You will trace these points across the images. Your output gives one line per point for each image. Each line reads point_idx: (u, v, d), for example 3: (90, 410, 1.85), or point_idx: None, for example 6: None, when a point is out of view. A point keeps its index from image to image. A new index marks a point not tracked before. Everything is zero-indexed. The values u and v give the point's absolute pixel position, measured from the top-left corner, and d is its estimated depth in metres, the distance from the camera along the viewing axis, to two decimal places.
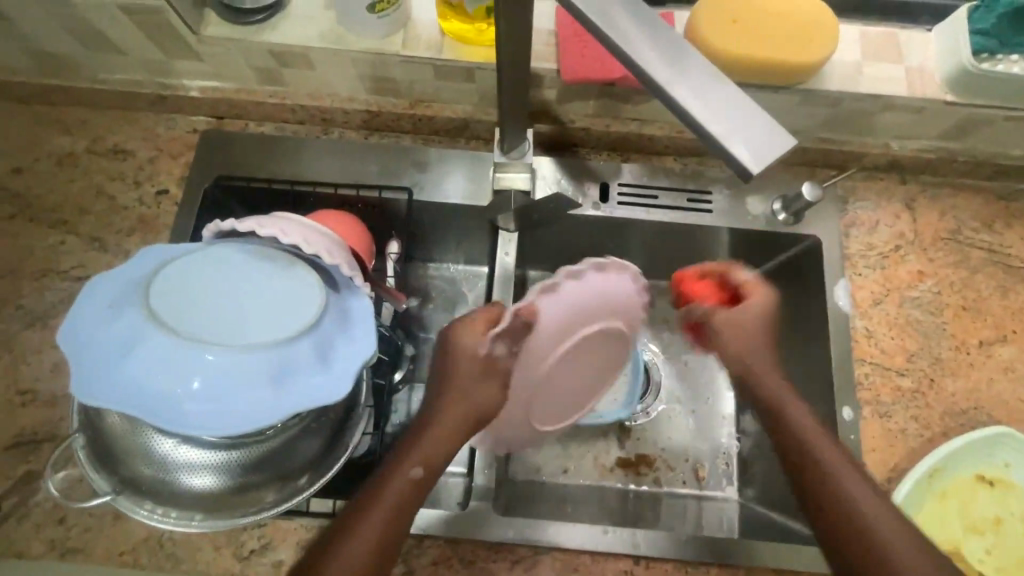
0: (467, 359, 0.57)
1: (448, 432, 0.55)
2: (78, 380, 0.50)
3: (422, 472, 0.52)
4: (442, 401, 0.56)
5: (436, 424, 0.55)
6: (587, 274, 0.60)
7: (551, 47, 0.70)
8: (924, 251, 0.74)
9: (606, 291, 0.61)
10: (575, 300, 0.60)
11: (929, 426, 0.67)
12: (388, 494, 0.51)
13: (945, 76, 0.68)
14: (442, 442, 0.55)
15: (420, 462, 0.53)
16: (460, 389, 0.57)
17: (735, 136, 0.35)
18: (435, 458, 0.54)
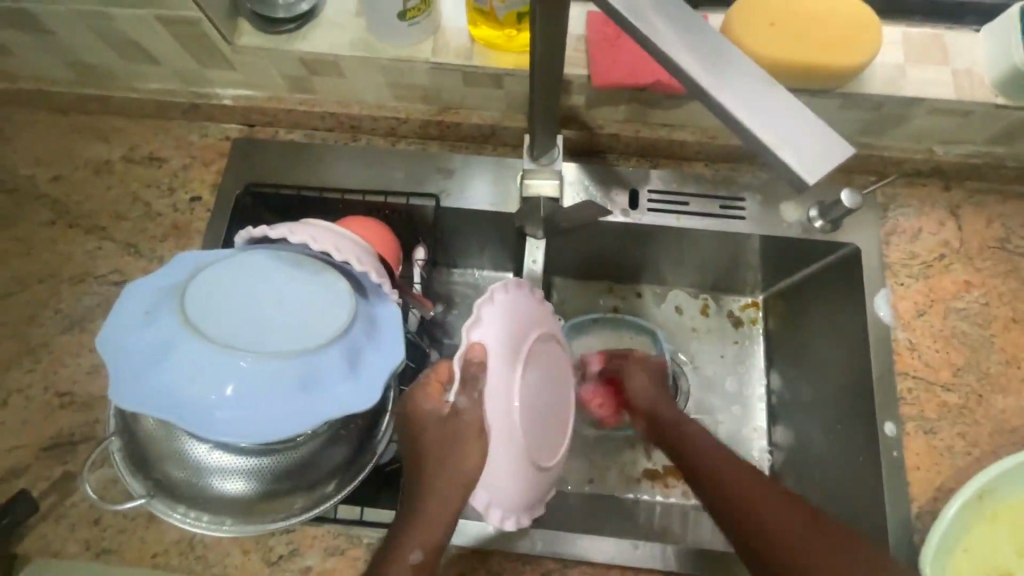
0: (438, 431, 0.52)
1: (442, 513, 0.51)
2: (115, 385, 0.51)
3: (423, 556, 0.50)
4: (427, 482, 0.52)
5: (427, 503, 0.52)
6: (496, 294, 0.55)
7: (580, 52, 0.69)
8: (970, 261, 0.71)
9: (518, 305, 0.56)
10: (501, 321, 0.54)
11: (978, 444, 0.64)
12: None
13: (995, 78, 0.65)
14: (440, 519, 0.51)
15: (420, 545, 0.51)
16: (439, 465, 0.51)
17: (787, 145, 0.34)
18: (432, 536, 0.51)
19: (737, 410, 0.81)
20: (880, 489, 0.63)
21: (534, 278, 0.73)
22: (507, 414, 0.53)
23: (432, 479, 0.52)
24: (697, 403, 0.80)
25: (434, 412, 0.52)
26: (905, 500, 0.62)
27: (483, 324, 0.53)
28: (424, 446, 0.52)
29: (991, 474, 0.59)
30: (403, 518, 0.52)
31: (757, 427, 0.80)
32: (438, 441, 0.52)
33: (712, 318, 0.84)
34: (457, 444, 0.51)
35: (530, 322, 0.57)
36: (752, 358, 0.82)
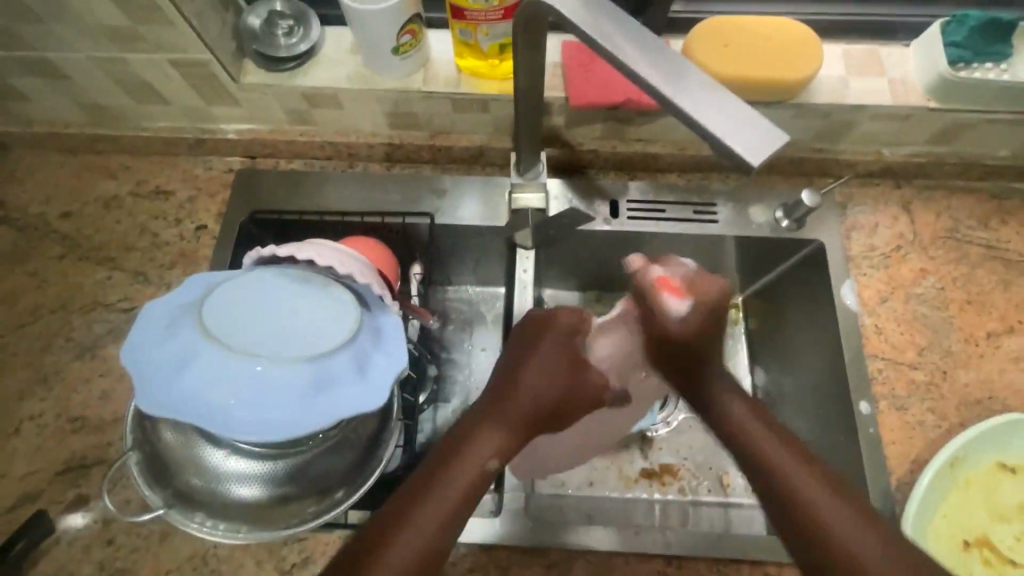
0: (545, 369, 0.62)
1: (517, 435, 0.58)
2: (141, 395, 0.55)
3: (498, 464, 0.55)
4: (519, 396, 0.59)
5: (506, 418, 0.58)
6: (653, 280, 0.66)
7: (558, 77, 0.76)
8: (924, 250, 0.77)
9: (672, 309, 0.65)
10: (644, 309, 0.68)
11: (946, 417, 0.69)
12: (462, 476, 0.53)
13: (926, 85, 0.73)
14: (517, 437, 0.58)
15: (498, 455, 0.56)
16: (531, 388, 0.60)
17: (733, 136, 0.39)
18: (509, 449, 0.57)
19: None
20: (861, 465, 0.68)
21: (525, 285, 0.79)
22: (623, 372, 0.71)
23: (521, 393, 0.60)
24: None
25: (567, 352, 0.64)
26: (884, 473, 0.67)
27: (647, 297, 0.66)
28: (533, 373, 0.61)
29: (958, 443, 0.64)
30: (438, 465, 0.54)
31: None
32: (542, 363, 0.62)
33: None
34: (557, 377, 0.62)
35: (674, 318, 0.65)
36: (735, 355, 0.85)
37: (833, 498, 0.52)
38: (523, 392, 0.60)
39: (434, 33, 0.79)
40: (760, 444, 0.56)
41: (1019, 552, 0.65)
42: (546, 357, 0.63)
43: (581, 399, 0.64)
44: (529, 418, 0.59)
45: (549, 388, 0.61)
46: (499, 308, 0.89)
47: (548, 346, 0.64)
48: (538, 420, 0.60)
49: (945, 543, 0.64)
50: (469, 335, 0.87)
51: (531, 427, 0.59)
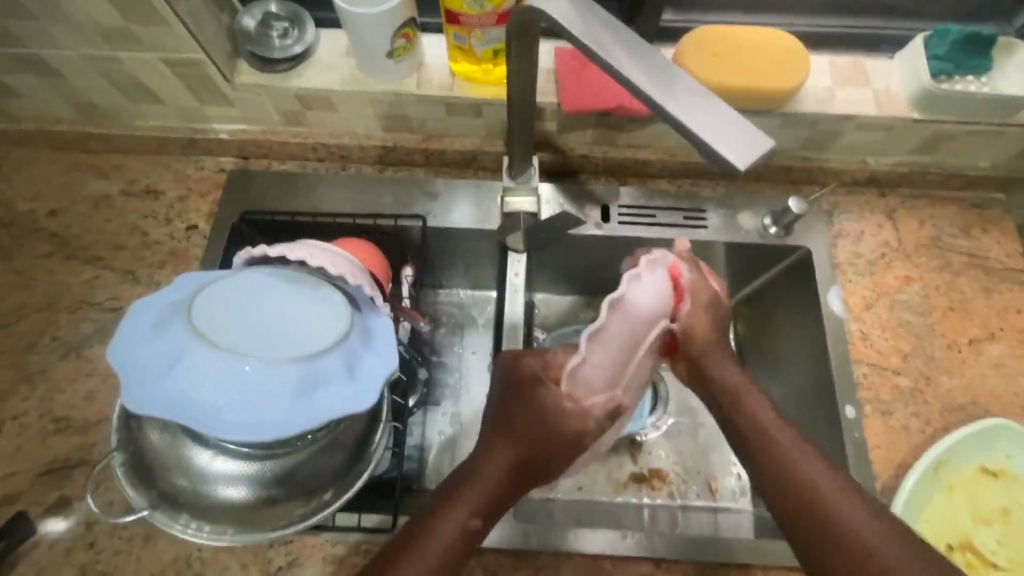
0: (540, 411, 0.59)
1: (500, 487, 0.56)
2: (126, 394, 0.54)
3: (477, 525, 0.54)
4: (507, 446, 0.58)
5: (486, 476, 0.57)
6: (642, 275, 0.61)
7: (551, 84, 0.77)
8: (908, 258, 0.79)
9: (658, 304, 0.61)
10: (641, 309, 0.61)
11: (929, 422, 0.70)
12: (441, 539, 0.53)
13: (909, 96, 0.74)
14: (501, 489, 0.57)
15: (476, 513, 0.54)
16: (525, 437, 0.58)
17: (722, 141, 0.40)
18: (487, 505, 0.55)
19: None
20: (846, 469, 0.68)
21: (516, 289, 0.79)
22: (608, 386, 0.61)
23: (507, 444, 0.58)
24: (676, 406, 0.85)
25: (560, 397, 0.60)
26: (869, 477, 0.68)
27: (624, 312, 0.59)
28: (524, 422, 0.59)
29: (940, 446, 0.65)
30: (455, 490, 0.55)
31: None
32: (534, 408, 0.59)
33: None
34: (558, 418, 0.59)
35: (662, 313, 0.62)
36: None
37: (852, 504, 0.52)
38: (520, 437, 0.58)
39: (429, 37, 0.80)
40: (796, 457, 0.56)
41: (1001, 557, 0.65)
42: (539, 400, 0.59)
43: (565, 453, 0.59)
44: (522, 462, 0.58)
45: (544, 435, 0.58)
46: (490, 312, 0.90)
47: (534, 387, 0.60)
48: (537, 466, 0.59)
49: (929, 546, 0.65)
50: (460, 339, 0.87)
51: (533, 471, 0.59)
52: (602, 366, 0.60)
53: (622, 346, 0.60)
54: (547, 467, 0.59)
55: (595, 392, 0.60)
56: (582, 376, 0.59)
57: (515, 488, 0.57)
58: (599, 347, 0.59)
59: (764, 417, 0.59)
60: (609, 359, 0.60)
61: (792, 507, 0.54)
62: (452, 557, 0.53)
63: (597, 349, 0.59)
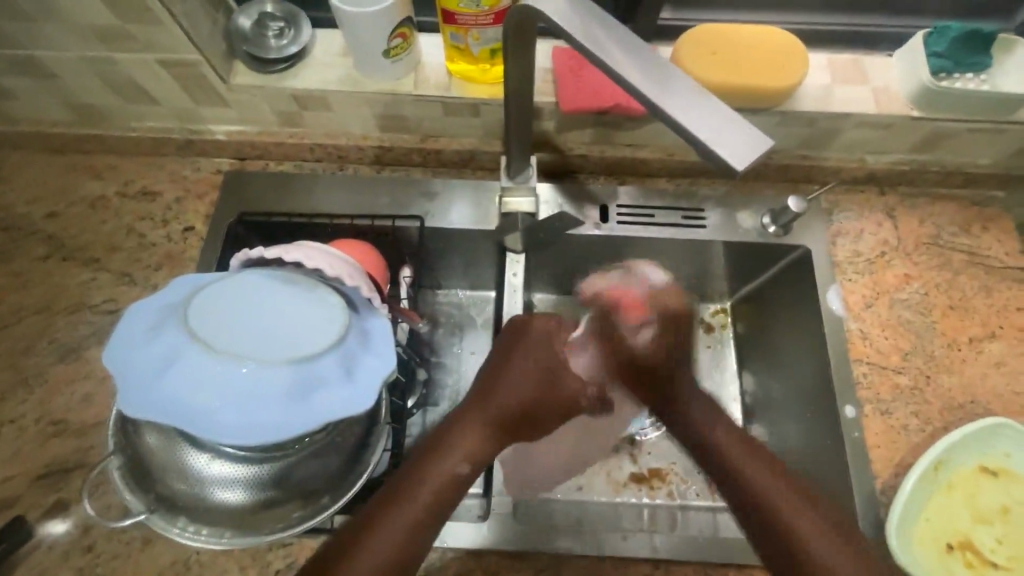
0: (540, 362, 0.66)
1: (487, 436, 0.61)
2: (123, 397, 0.54)
3: (465, 470, 0.58)
4: (499, 396, 0.63)
5: (474, 426, 0.61)
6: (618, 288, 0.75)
7: (548, 83, 0.77)
8: (908, 256, 0.78)
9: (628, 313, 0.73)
10: (609, 315, 0.74)
11: (930, 421, 0.70)
12: (430, 483, 0.56)
13: (908, 94, 0.74)
14: (490, 437, 0.61)
15: (465, 460, 0.58)
16: (504, 391, 0.63)
17: (719, 141, 0.40)
18: (475, 452, 0.60)
19: None
20: (846, 469, 0.68)
21: (515, 289, 0.79)
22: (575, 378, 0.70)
23: (500, 394, 0.63)
24: None
25: (562, 350, 0.69)
26: (869, 477, 0.67)
27: (597, 306, 0.72)
28: (518, 370, 0.65)
29: (940, 446, 0.65)
30: (443, 439, 0.60)
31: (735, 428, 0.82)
32: (532, 358, 0.66)
33: None
34: (536, 379, 0.65)
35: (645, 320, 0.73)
36: (724, 361, 0.85)
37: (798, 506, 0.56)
38: (503, 390, 0.64)
39: (425, 37, 0.80)
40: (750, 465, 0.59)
41: (1001, 556, 0.65)
42: (518, 363, 0.66)
43: (545, 406, 0.67)
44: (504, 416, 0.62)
45: (540, 380, 0.66)
46: (489, 313, 0.89)
47: (521, 350, 0.66)
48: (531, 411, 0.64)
49: (928, 545, 0.64)
50: (458, 339, 0.87)
51: (516, 425, 0.63)
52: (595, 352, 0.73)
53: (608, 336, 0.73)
54: (540, 416, 0.66)
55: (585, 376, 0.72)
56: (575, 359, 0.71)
57: (499, 440, 0.62)
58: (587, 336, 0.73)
59: (732, 444, 0.61)
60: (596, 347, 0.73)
61: (765, 526, 0.56)
62: (444, 500, 0.56)
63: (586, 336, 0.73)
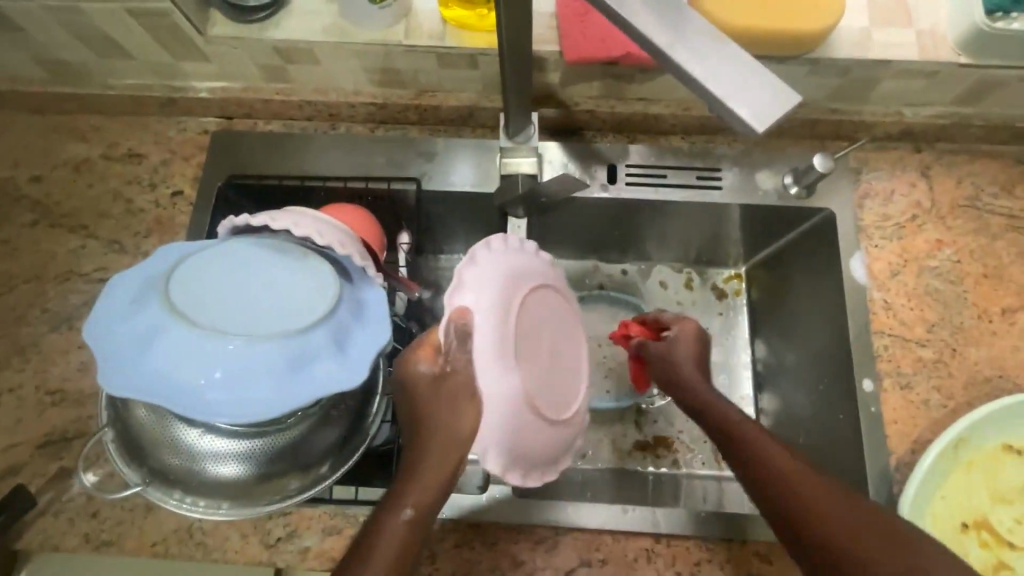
0: (427, 391, 0.52)
1: (449, 471, 0.49)
2: (103, 375, 0.52)
3: (415, 515, 0.47)
4: (431, 455, 0.49)
5: (435, 460, 0.49)
6: (499, 239, 0.57)
7: (552, 29, 0.70)
8: (942, 220, 0.72)
9: (522, 261, 0.57)
10: (502, 266, 0.55)
11: (952, 396, 0.66)
12: (387, 547, 0.46)
13: (956, 38, 0.66)
14: (441, 470, 0.49)
15: (413, 503, 0.47)
16: (433, 417, 0.51)
17: (739, 95, 0.35)
18: (432, 499, 0.48)
19: (724, 376, 0.81)
20: (861, 445, 0.65)
21: None
22: (495, 360, 0.52)
23: (429, 448, 0.50)
24: None
25: (430, 368, 0.53)
26: (883, 453, 0.65)
27: (476, 262, 0.54)
28: (429, 401, 0.52)
29: (964, 424, 0.61)
30: (401, 479, 0.49)
31: (743, 396, 0.81)
32: (440, 410, 0.51)
33: (696, 292, 0.84)
34: (454, 393, 0.51)
35: (524, 278, 0.56)
36: (736, 329, 0.83)
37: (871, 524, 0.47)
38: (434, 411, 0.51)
39: None
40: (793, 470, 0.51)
41: (1018, 535, 0.63)
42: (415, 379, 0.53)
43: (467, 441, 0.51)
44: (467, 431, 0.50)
45: (433, 399, 0.52)
46: None
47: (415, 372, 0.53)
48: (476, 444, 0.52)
49: (943, 525, 0.62)
50: None
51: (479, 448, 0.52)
52: (483, 332, 0.52)
53: (503, 331, 0.53)
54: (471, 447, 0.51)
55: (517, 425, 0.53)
56: (465, 375, 0.52)
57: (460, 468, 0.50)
58: (473, 346, 0.52)
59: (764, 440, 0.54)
60: (487, 359, 0.52)
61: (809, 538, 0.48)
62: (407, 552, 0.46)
63: (476, 343, 0.52)
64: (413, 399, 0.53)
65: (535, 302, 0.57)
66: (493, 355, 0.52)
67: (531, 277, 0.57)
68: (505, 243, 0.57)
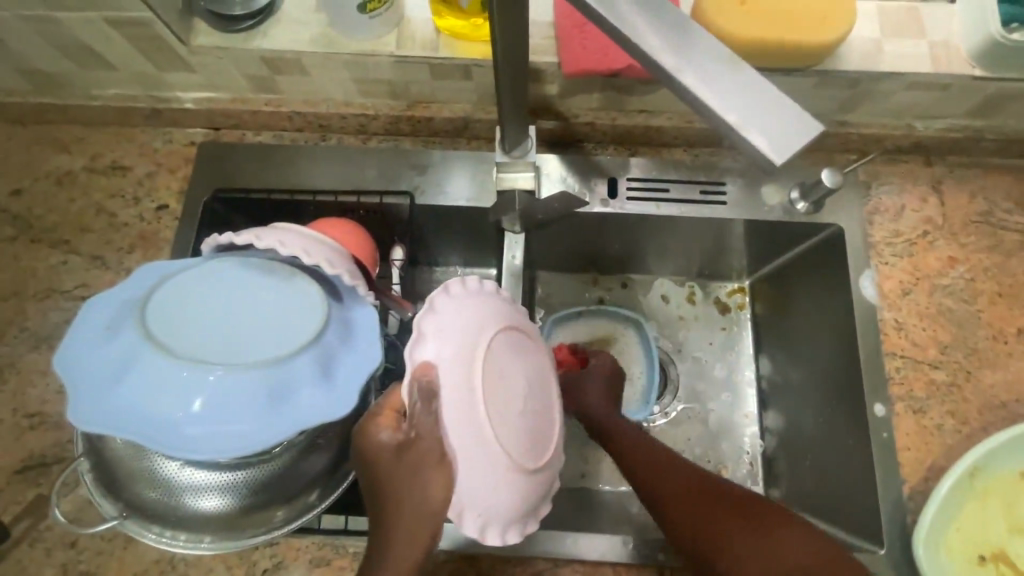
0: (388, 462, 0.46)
1: (420, 551, 0.45)
2: (76, 406, 0.50)
3: None
4: (399, 535, 0.45)
5: (402, 542, 0.45)
6: (467, 282, 0.52)
7: (549, 40, 0.67)
8: (954, 236, 0.70)
9: (493, 303, 0.51)
10: (467, 311, 0.49)
11: (966, 421, 0.64)
12: None
13: (971, 49, 0.64)
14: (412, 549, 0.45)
15: None
16: (399, 492, 0.46)
17: (754, 123, 0.32)
18: None
19: (728, 392, 0.79)
20: (872, 474, 0.63)
21: (516, 274, 0.71)
22: (466, 418, 0.46)
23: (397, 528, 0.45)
24: (686, 391, 0.79)
25: (391, 435, 0.46)
26: (896, 482, 0.62)
27: (437, 311, 0.49)
28: (391, 474, 0.46)
29: (980, 453, 0.58)
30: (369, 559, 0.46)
31: (748, 413, 0.78)
32: (402, 484, 0.45)
33: (699, 306, 0.82)
34: (421, 464, 0.45)
35: (495, 320, 0.50)
36: (739, 344, 0.80)
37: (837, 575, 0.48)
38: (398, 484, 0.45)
39: None
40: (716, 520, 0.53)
41: None
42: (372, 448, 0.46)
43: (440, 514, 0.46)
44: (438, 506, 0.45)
45: (396, 473, 0.45)
46: None
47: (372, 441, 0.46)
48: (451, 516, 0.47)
49: (958, 558, 0.60)
50: None
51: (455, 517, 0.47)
52: (449, 387, 0.46)
53: (472, 383, 0.47)
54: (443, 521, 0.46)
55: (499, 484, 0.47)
56: (432, 439, 0.46)
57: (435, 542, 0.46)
58: (440, 406, 0.46)
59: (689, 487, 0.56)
60: (455, 418, 0.46)
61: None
62: None
63: (443, 401, 0.46)
64: (371, 471, 0.47)
65: (513, 346, 0.50)
66: (462, 411, 0.46)
67: (505, 320, 0.51)
68: (471, 285, 0.51)
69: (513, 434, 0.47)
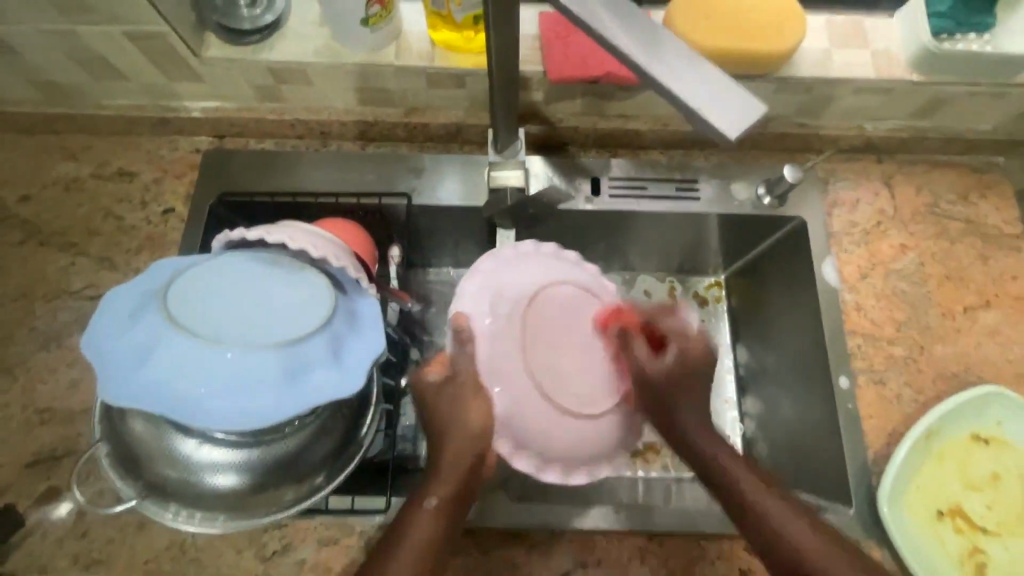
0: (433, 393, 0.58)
1: (463, 464, 0.55)
2: (103, 387, 0.53)
3: (438, 503, 0.54)
4: (447, 451, 0.56)
5: (450, 459, 0.56)
6: (506, 250, 0.63)
7: (536, 51, 0.74)
8: (905, 226, 0.77)
9: (531, 267, 0.62)
10: (505, 273, 0.61)
11: (922, 391, 0.70)
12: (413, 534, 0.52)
13: (910, 57, 0.72)
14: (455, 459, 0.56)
15: (436, 494, 0.55)
16: (443, 417, 0.57)
17: (714, 108, 0.38)
18: (452, 491, 0.55)
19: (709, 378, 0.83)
20: (840, 441, 0.68)
21: None
22: (494, 357, 0.57)
23: (448, 442, 0.56)
24: None
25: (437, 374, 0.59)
26: (861, 447, 0.68)
27: (477, 274, 0.62)
28: (438, 403, 0.58)
29: (932, 417, 0.65)
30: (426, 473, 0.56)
31: (728, 399, 0.82)
32: (446, 410, 0.57)
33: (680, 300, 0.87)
34: (461, 393, 0.57)
35: (525, 280, 0.61)
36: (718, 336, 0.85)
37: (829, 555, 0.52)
38: (441, 411, 0.57)
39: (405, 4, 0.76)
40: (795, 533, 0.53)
41: (990, 521, 0.66)
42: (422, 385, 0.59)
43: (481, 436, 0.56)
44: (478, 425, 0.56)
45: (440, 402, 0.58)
46: None
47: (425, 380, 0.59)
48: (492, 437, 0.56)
49: (919, 513, 0.65)
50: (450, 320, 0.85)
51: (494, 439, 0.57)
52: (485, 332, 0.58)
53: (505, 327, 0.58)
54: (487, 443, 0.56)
55: (532, 413, 0.56)
56: (467, 373, 0.58)
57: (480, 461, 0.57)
58: (473, 346, 0.58)
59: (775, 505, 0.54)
60: (486, 358, 0.58)
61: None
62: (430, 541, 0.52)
63: (477, 344, 0.58)
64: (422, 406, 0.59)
65: (547, 298, 0.60)
66: (494, 351, 0.57)
67: (537, 279, 0.61)
68: (511, 252, 0.63)
69: (546, 371, 0.57)
